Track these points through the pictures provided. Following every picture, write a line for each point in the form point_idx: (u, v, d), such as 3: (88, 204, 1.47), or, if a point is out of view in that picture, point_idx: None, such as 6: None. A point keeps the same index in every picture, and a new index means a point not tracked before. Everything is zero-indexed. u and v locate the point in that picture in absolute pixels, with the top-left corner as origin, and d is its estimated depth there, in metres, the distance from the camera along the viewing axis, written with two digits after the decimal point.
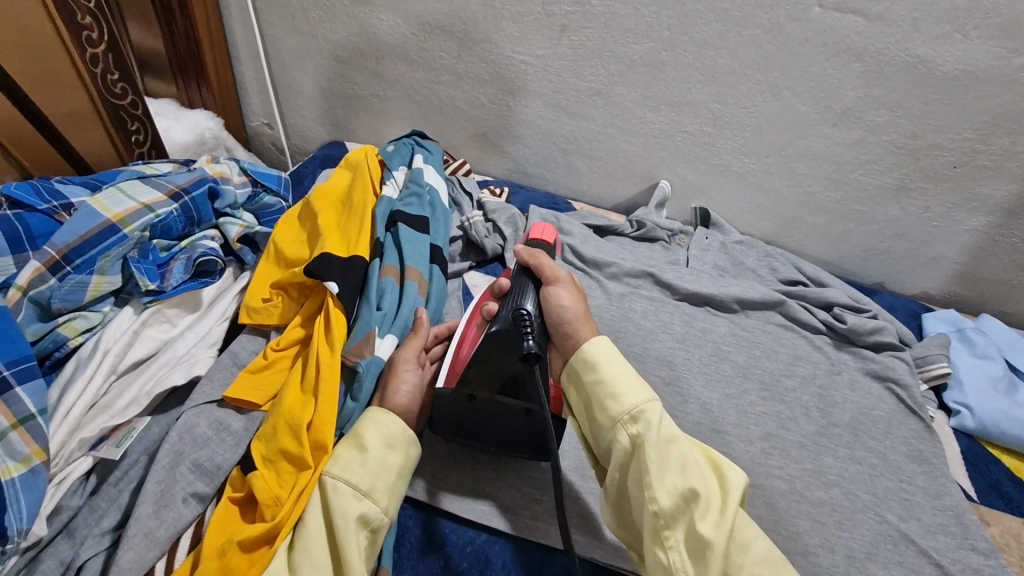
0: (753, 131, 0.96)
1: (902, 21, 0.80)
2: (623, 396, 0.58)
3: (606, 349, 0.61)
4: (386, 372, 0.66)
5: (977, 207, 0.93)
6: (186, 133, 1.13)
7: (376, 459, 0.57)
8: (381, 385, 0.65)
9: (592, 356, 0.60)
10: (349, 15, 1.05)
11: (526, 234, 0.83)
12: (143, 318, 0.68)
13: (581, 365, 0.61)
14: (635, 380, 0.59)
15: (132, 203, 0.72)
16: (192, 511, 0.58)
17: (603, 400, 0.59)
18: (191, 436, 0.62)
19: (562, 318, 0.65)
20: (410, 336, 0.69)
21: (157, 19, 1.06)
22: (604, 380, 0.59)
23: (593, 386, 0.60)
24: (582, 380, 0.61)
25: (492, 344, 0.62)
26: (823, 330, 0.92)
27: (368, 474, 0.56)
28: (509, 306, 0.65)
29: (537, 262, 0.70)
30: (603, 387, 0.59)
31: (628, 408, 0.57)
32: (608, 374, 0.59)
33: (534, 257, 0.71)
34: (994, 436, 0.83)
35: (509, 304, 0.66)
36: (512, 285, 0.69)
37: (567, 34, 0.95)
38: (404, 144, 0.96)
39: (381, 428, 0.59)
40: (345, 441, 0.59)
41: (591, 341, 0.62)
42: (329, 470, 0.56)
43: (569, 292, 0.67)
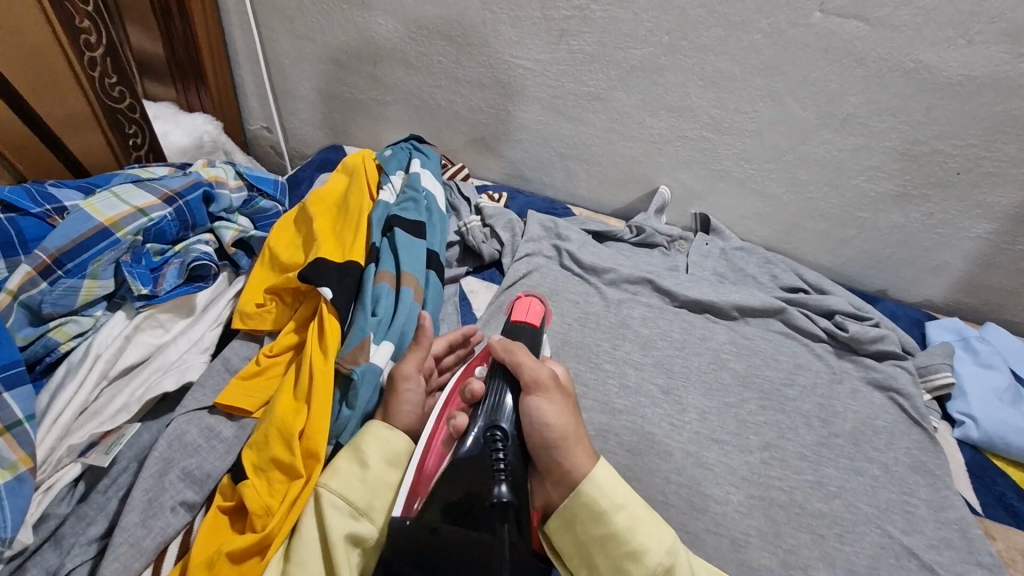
0: (753, 137, 0.95)
1: (904, 26, 0.79)
2: (647, 553, 0.56)
3: (608, 489, 0.58)
4: (387, 390, 0.65)
5: (982, 214, 0.92)
6: (184, 137, 1.13)
7: (376, 477, 0.58)
8: (384, 399, 0.65)
9: (598, 506, 0.57)
10: (348, 19, 1.04)
11: (513, 307, 0.77)
12: (135, 322, 0.68)
13: (581, 512, 0.57)
14: (653, 527, 0.57)
15: (125, 208, 0.72)
16: (180, 520, 0.57)
17: (620, 559, 0.56)
18: (181, 443, 0.61)
19: (549, 439, 0.59)
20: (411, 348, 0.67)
21: (157, 23, 1.06)
22: (619, 534, 0.56)
23: (604, 540, 0.57)
24: (591, 535, 0.57)
25: (460, 472, 0.56)
26: (824, 338, 0.91)
27: (366, 492, 0.57)
28: (483, 425, 0.59)
29: (516, 361, 0.62)
30: (618, 543, 0.56)
31: (654, 566, 0.55)
32: (620, 526, 0.56)
33: (511, 354, 0.63)
34: (1000, 449, 0.81)
35: (483, 422, 0.59)
36: (486, 392, 0.62)
37: (566, 38, 0.95)
38: (401, 149, 0.96)
39: (383, 445, 0.60)
40: (344, 455, 0.59)
41: (592, 476, 0.58)
42: (328, 483, 0.57)
43: (555, 402, 0.61)
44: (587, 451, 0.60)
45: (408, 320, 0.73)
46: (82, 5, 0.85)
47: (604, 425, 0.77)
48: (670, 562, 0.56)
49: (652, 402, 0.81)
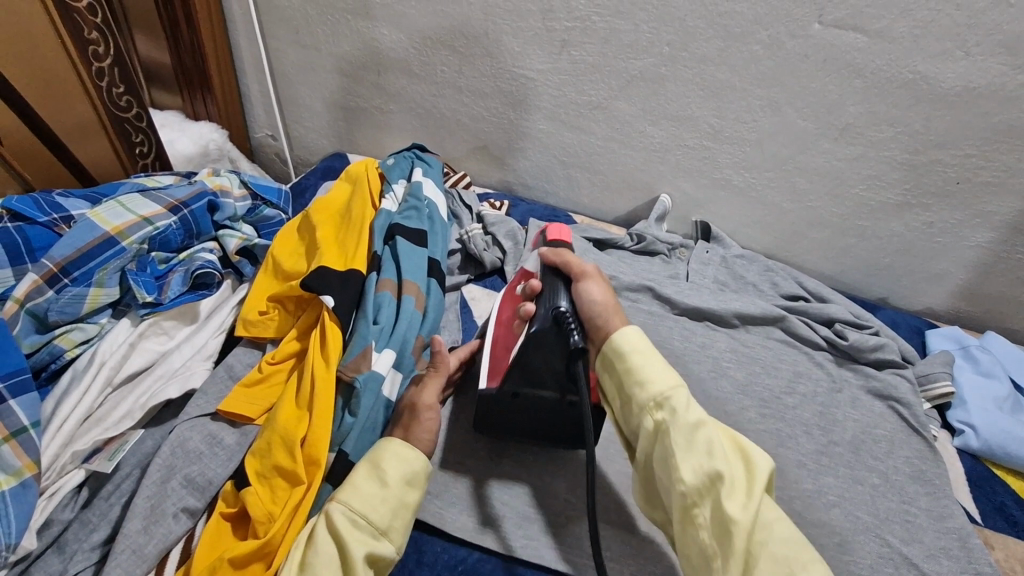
0: (753, 146, 0.96)
1: (902, 38, 0.80)
2: (650, 383, 0.60)
3: (632, 337, 0.62)
4: (407, 414, 0.65)
5: (981, 223, 0.93)
6: (190, 145, 1.14)
7: (397, 496, 0.56)
8: (403, 425, 0.64)
9: (619, 346, 0.62)
10: (352, 30, 1.06)
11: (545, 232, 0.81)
12: (139, 330, 0.69)
13: (610, 355, 0.63)
14: (664, 366, 0.61)
15: (131, 216, 0.73)
16: (181, 527, 0.58)
17: (630, 387, 0.61)
18: (183, 450, 0.61)
19: (595, 313, 0.65)
20: (430, 374, 0.67)
21: (165, 34, 1.08)
22: (632, 368, 0.61)
23: (622, 374, 0.61)
24: (611, 369, 0.62)
25: (535, 347, 0.62)
26: (824, 347, 0.91)
27: (387, 512, 0.56)
28: (546, 308, 0.64)
29: (562, 260, 0.69)
30: (631, 374, 0.61)
31: (653, 394, 0.59)
32: (633, 363, 0.61)
33: (560, 256, 0.69)
34: (999, 458, 0.81)
35: (545, 305, 0.64)
36: (543, 286, 0.67)
37: (567, 49, 0.96)
38: (403, 157, 0.97)
39: (404, 463, 0.58)
40: (365, 472, 0.57)
41: (621, 330, 0.63)
42: (348, 500, 0.55)
43: (600, 286, 0.68)
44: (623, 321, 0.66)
45: (410, 328, 0.73)
46: (91, 17, 0.86)
47: (605, 433, 0.77)
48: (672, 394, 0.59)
49: None
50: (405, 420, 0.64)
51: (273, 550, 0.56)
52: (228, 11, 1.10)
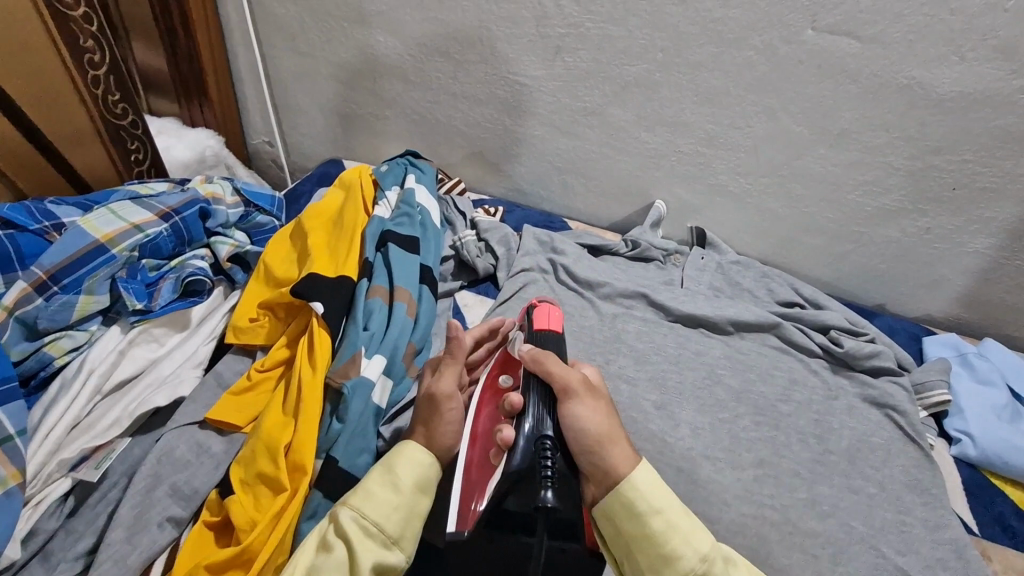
0: (748, 152, 0.96)
1: (896, 43, 0.80)
2: (680, 558, 0.52)
3: (646, 489, 0.54)
4: (426, 409, 0.61)
5: (980, 229, 0.92)
6: (186, 151, 1.15)
7: (409, 504, 0.55)
8: (421, 420, 0.61)
9: (641, 509, 0.53)
10: (348, 37, 1.06)
11: (534, 314, 0.71)
12: (129, 337, 0.69)
13: (619, 510, 0.54)
14: (690, 532, 0.53)
15: (122, 224, 0.73)
16: (166, 537, 0.57)
17: (653, 561, 0.52)
18: (170, 458, 0.61)
19: (587, 444, 0.55)
20: (447, 362, 0.64)
21: (162, 41, 1.09)
22: (657, 539, 0.52)
23: (642, 545, 0.53)
24: (628, 535, 0.53)
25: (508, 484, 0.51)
26: (820, 354, 0.90)
27: (399, 520, 0.54)
28: (528, 434, 0.53)
29: (545, 369, 0.58)
30: (652, 543, 0.52)
31: (685, 574, 0.52)
32: (656, 529, 0.53)
33: (540, 363, 0.58)
34: (998, 467, 0.80)
35: (527, 431, 0.54)
36: (524, 404, 0.56)
37: (561, 55, 0.96)
38: (397, 164, 0.97)
39: (417, 468, 0.56)
40: (379, 477, 0.56)
41: (630, 477, 0.54)
42: (361, 506, 0.54)
43: (592, 405, 0.57)
44: (624, 448, 0.57)
45: (401, 335, 0.73)
46: (87, 26, 0.87)
47: None
48: (704, 569, 0.52)
49: (645, 418, 0.80)
50: (421, 417, 0.61)
51: (252, 558, 0.55)
52: (225, 20, 1.11)
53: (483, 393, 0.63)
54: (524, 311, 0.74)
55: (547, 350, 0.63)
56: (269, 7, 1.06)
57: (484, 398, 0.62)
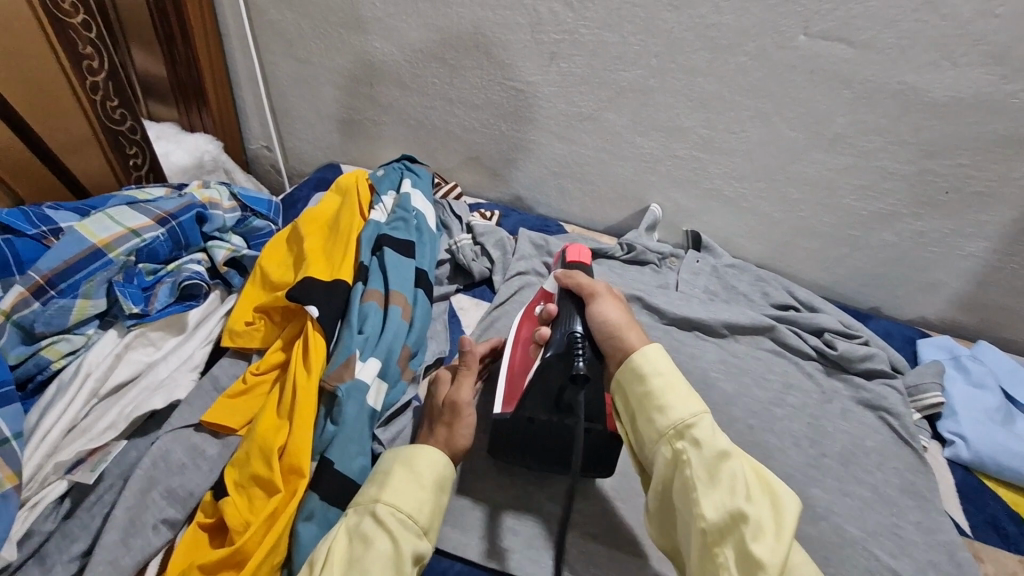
0: (742, 157, 0.96)
1: (888, 49, 0.80)
2: (670, 408, 0.59)
3: (653, 358, 0.62)
4: (447, 412, 0.67)
5: (973, 232, 0.92)
6: (185, 156, 1.16)
7: (433, 499, 0.59)
8: (441, 423, 0.67)
9: (641, 368, 0.62)
10: (345, 43, 1.07)
11: (564, 251, 0.80)
12: (125, 341, 0.69)
13: (627, 377, 0.62)
14: (685, 394, 0.60)
15: (118, 229, 0.74)
16: (160, 539, 0.58)
17: (650, 413, 0.60)
18: (165, 461, 0.62)
19: (610, 332, 0.65)
20: (462, 370, 0.71)
21: (162, 47, 1.10)
22: (651, 392, 0.60)
23: (640, 397, 0.61)
24: (631, 391, 0.62)
25: (545, 371, 0.64)
26: (814, 357, 0.91)
27: (428, 513, 0.58)
28: (562, 331, 0.65)
29: (575, 282, 0.69)
30: (650, 399, 0.60)
31: (673, 421, 0.58)
32: (654, 387, 0.60)
33: (570, 277, 0.70)
34: (991, 470, 0.80)
35: (561, 329, 0.66)
36: (559, 310, 0.68)
37: (557, 61, 0.96)
38: (393, 168, 0.97)
39: (437, 466, 0.61)
40: (404, 476, 0.59)
41: (641, 350, 0.63)
42: (394, 502, 0.57)
43: (614, 304, 0.68)
44: (640, 334, 0.65)
45: (395, 338, 0.74)
46: (85, 32, 0.88)
47: None
48: (694, 423, 0.58)
49: None
50: (445, 417, 0.67)
51: (244, 559, 0.56)
52: (224, 25, 1.12)
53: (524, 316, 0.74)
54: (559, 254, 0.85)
55: (578, 271, 0.74)
56: (268, 13, 1.07)
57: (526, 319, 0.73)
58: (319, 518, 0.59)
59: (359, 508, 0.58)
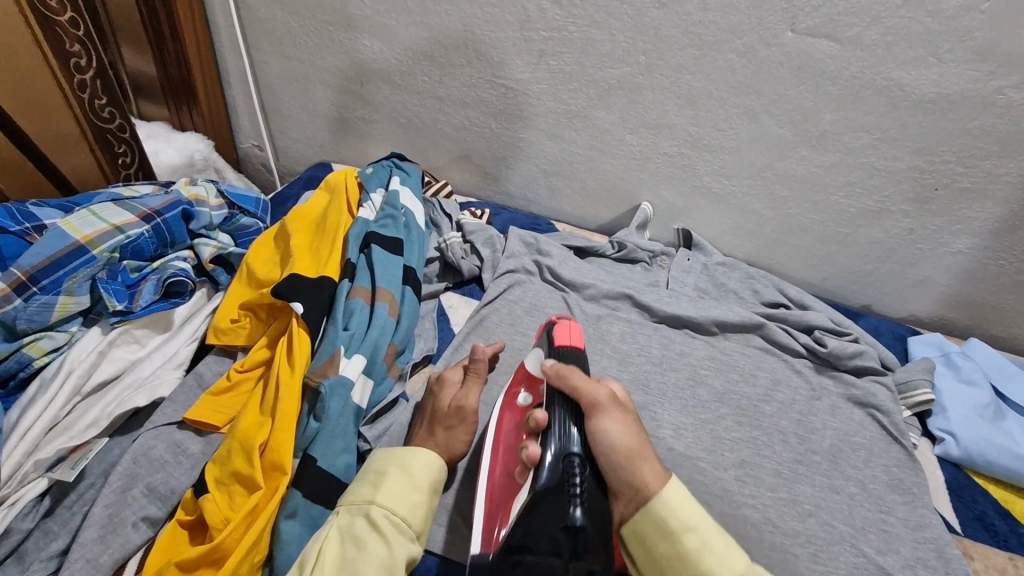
0: (731, 154, 0.96)
1: (874, 45, 0.80)
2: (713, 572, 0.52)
3: (676, 506, 0.54)
4: (452, 415, 0.67)
5: (962, 229, 0.92)
6: (175, 155, 1.16)
7: (425, 502, 0.59)
8: (443, 424, 0.67)
9: (670, 525, 0.54)
10: (335, 41, 1.07)
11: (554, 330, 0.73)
12: (109, 339, 0.69)
13: (648, 530, 0.54)
14: (717, 545, 0.54)
15: (103, 225, 0.73)
16: (141, 537, 0.57)
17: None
18: (147, 459, 0.61)
19: (617, 462, 0.57)
20: (474, 378, 0.71)
21: (152, 46, 1.10)
22: (688, 555, 0.53)
23: (674, 561, 0.53)
24: (660, 553, 0.54)
25: (535, 504, 0.56)
26: (803, 354, 0.90)
27: (419, 516, 0.58)
28: (555, 451, 0.59)
29: (569, 384, 0.62)
30: (685, 563, 0.53)
31: None
32: (688, 547, 0.53)
33: (565, 379, 0.62)
34: (981, 467, 0.80)
35: (554, 447, 0.59)
36: (550, 420, 0.61)
37: (545, 58, 0.96)
38: (382, 166, 0.97)
39: (430, 469, 0.61)
40: (399, 480, 0.59)
41: (660, 494, 0.55)
42: (388, 504, 0.57)
43: (620, 420, 0.59)
44: (653, 465, 0.57)
45: (382, 335, 0.74)
46: (73, 30, 0.88)
47: None
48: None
49: None
50: (449, 421, 0.67)
51: (223, 556, 0.55)
52: (213, 24, 1.12)
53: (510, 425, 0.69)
54: (543, 326, 0.76)
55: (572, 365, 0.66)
56: (257, 12, 1.07)
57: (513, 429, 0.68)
58: (302, 515, 0.59)
59: (351, 508, 0.58)
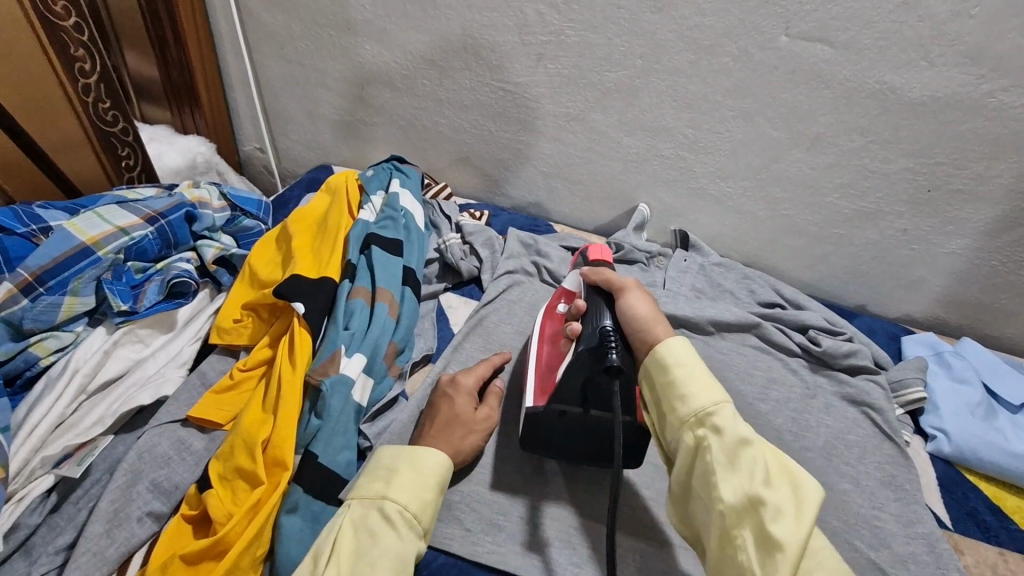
0: (727, 156, 0.97)
1: (867, 49, 0.82)
2: (692, 397, 0.56)
3: (676, 349, 0.60)
4: (478, 422, 0.70)
5: (955, 230, 0.93)
6: (178, 157, 1.17)
7: (435, 501, 0.59)
8: (469, 426, 0.69)
9: (663, 357, 0.59)
10: (336, 45, 1.08)
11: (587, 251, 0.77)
12: (114, 338, 0.70)
13: (651, 368, 0.60)
14: (708, 382, 0.57)
15: (108, 227, 0.75)
16: (146, 531, 0.59)
17: (671, 401, 0.58)
18: (151, 455, 0.63)
19: (640, 325, 0.63)
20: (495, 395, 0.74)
21: (155, 50, 1.11)
22: (673, 381, 0.58)
23: (663, 386, 0.59)
24: (655, 380, 0.60)
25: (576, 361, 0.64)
26: (798, 353, 0.91)
27: (429, 515, 0.58)
28: (591, 324, 0.64)
29: (602, 277, 0.68)
30: (671, 388, 0.58)
31: (695, 408, 0.56)
32: (678, 377, 0.58)
33: (597, 273, 0.69)
34: (972, 463, 0.81)
35: (591, 321, 0.65)
36: (587, 305, 0.67)
37: (544, 62, 0.98)
38: (382, 168, 0.98)
39: (443, 469, 0.61)
40: (411, 476, 0.59)
41: (665, 342, 0.60)
42: (404, 500, 0.57)
43: (643, 297, 0.66)
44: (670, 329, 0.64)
45: (381, 333, 0.75)
46: (77, 34, 0.89)
47: None
48: (716, 410, 0.55)
49: None
50: (472, 427, 0.69)
51: (225, 549, 0.56)
52: (215, 28, 1.13)
53: (547, 311, 0.75)
54: (578, 254, 0.80)
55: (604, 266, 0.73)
56: (259, 16, 1.09)
57: (549, 314, 0.75)
58: (303, 510, 0.60)
59: (363, 503, 0.57)
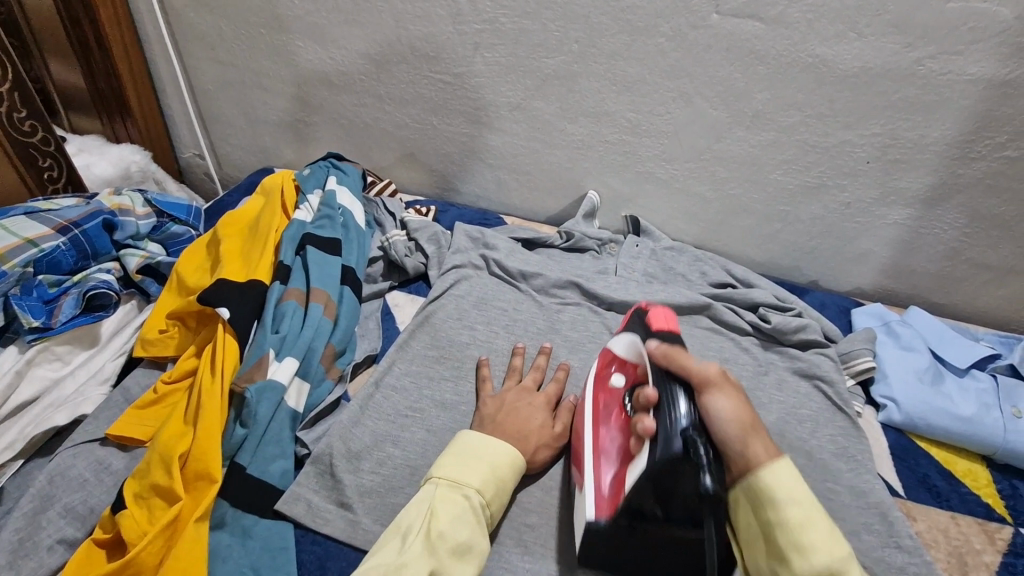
0: (670, 138, 0.97)
1: (797, 23, 0.82)
2: (813, 553, 0.49)
3: (786, 478, 0.52)
4: (547, 436, 0.69)
5: (895, 200, 0.94)
6: (110, 168, 1.12)
7: (504, 496, 0.60)
8: (540, 438, 0.68)
9: (774, 490, 0.52)
10: (269, 44, 1.05)
11: (650, 315, 0.69)
12: (26, 357, 0.67)
13: (754, 496, 0.52)
14: (828, 532, 0.51)
15: (15, 239, 0.72)
16: (56, 560, 0.55)
17: (784, 552, 0.50)
18: (65, 478, 0.60)
19: (729, 437, 0.54)
20: (567, 412, 0.72)
21: (78, 58, 1.07)
22: (788, 526, 0.50)
23: (772, 528, 0.51)
24: (760, 517, 0.52)
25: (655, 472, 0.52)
26: (750, 331, 0.91)
27: (496, 510, 0.59)
28: (668, 423, 0.54)
29: (679, 365, 0.58)
30: (788, 533, 0.50)
31: (817, 568, 0.49)
32: (792, 518, 0.51)
33: (673, 360, 0.58)
34: (922, 430, 0.82)
35: (666, 421, 0.54)
36: (660, 396, 0.56)
37: (480, 51, 0.96)
38: (319, 167, 0.95)
39: (520, 470, 0.62)
40: (496, 470, 0.59)
41: (772, 463, 0.53)
42: (487, 495, 0.57)
43: (731, 397, 0.56)
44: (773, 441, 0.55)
45: (316, 336, 0.72)
46: None
47: None
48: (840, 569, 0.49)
49: None
50: (542, 440, 0.68)
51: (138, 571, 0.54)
52: (142, 29, 1.09)
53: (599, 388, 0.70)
54: (636, 316, 0.71)
55: (677, 344, 0.62)
56: (185, 17, 1.05)
57: (606, 393, 0.69)
58: (231, 525, 0.59)
59: (450, 486, 0.57)
